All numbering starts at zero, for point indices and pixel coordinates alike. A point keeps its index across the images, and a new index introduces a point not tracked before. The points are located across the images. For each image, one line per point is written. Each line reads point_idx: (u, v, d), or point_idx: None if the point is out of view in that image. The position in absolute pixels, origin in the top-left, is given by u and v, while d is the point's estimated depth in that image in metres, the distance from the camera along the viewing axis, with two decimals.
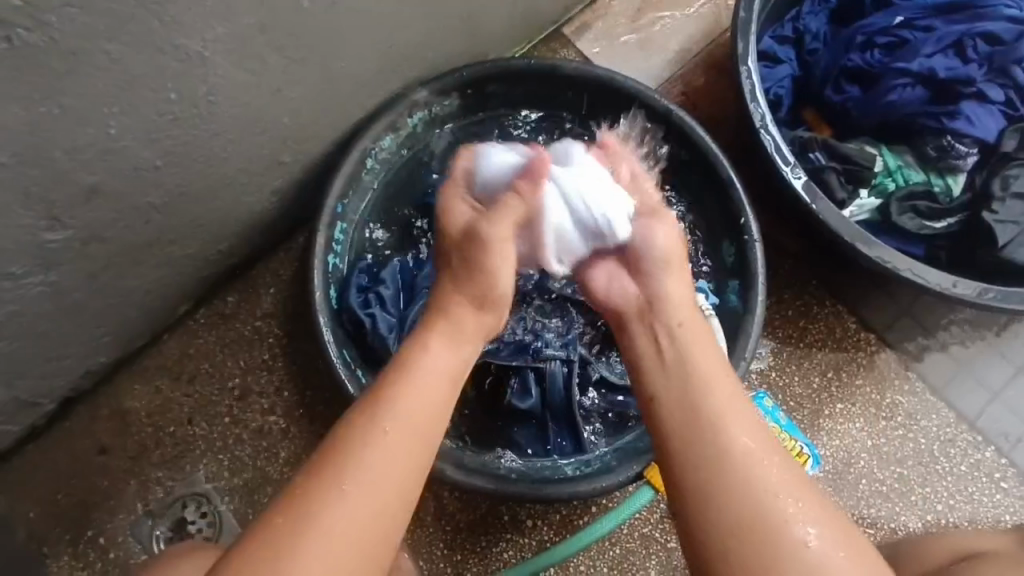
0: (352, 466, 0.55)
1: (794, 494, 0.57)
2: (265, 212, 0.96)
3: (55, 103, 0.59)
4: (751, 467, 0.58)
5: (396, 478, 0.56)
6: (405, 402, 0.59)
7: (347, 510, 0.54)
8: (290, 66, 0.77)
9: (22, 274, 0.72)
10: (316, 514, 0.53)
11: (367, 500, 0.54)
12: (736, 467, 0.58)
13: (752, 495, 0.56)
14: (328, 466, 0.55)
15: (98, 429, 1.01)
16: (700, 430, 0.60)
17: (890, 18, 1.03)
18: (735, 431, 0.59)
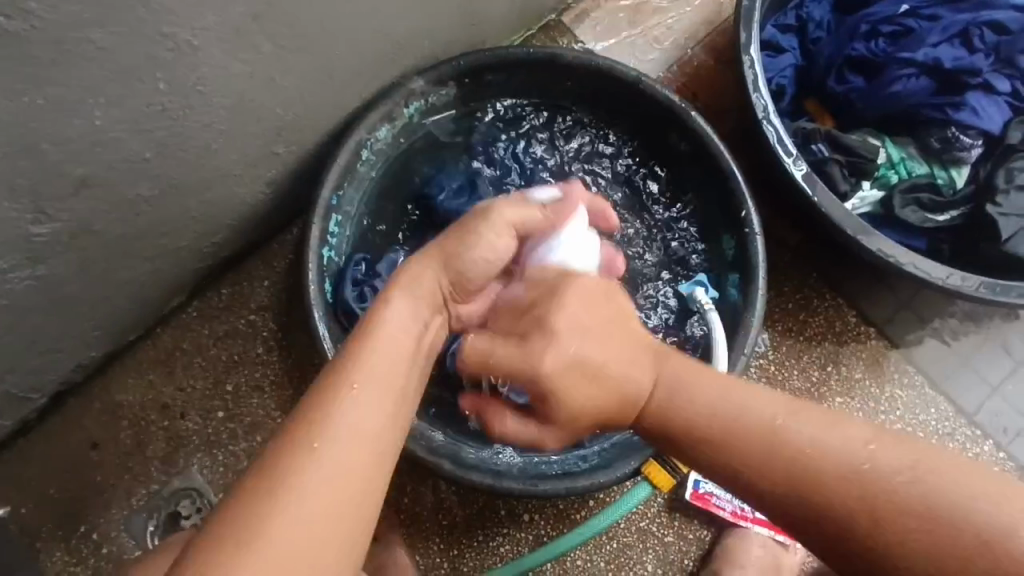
0: (323, 431, 0.51)
1: (870, 447, 0.54)
2: (258, 204, 0.94)
3: (40, 94, 0.57)
4: (823, 460, 0.54)
5: (360, 450, 0.52)
6: (374, 358, 0.56)
7: (312, 485, 0.49)
8: (284, 55, 0.75)
9: (8, 269, 0.71)
10: (287, 480, 0.49)
11: (330, 481, 0.50)
12: (813, 467, 0.54)
13: (840, 485, 0.53)
14: (298, 432, 0.52)
15: (90, 424, 1.00)
16: (752, 435, 0.56)
17: (895, 6, 1.01)
18: (791, 436, 0.55)
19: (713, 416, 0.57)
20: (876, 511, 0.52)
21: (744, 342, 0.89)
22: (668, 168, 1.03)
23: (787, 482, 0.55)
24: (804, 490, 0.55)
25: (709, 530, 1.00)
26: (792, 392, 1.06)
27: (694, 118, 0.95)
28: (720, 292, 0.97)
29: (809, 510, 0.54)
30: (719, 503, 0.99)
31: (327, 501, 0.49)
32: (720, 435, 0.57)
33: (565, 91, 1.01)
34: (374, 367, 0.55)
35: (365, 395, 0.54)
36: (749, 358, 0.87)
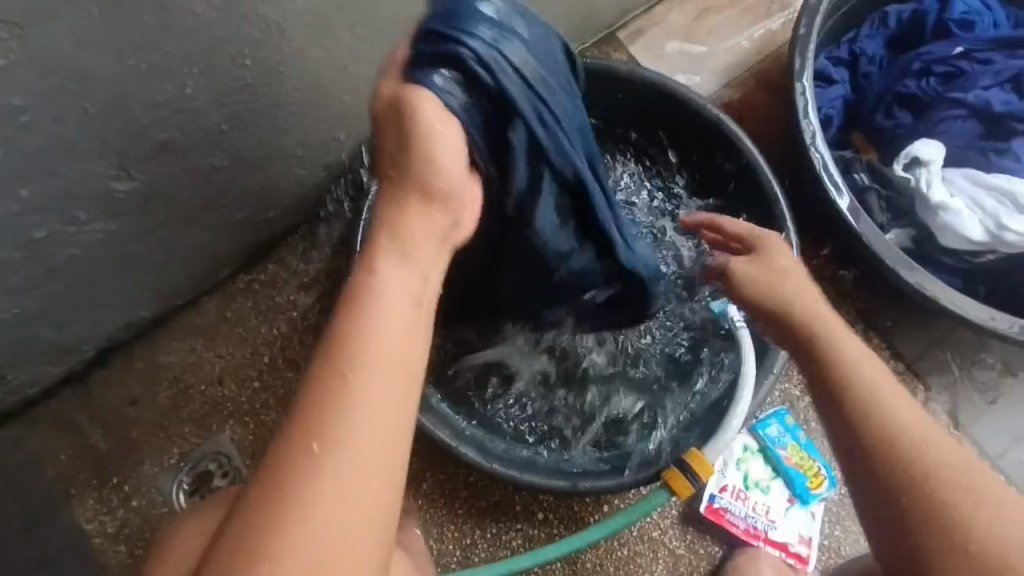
0: (331, 444, 0.46)
1: (896, 398, 0.61)
2: (314, 185, 0.98)
3: (142, 59, 0.62)
4: (882, 398, 0.61)
5: (369, 496, 0.46)
6: (354, 439, 0.46)
7: (367, 411, 0.47)
8: (359, 44, 0.79)
9: (85, 221, 0.75)
10: (297, 507, 0.45)
11: (367, 424, 0.47)
12: (862, 389, 0.62)
13: (879, 406, 0.61)
14: (293, 449, 0.46)
15: (132, 380, 1.04)
16: (879, 421, 0.60)
17: (951, 48, 1.03)
18: (893, 404, 0.61)
19: (855, 376, 0.63)
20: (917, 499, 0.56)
21: (774, 361, 0.90)
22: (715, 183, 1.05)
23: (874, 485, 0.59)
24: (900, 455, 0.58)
25: (720, 546, 1.01)
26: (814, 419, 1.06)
27: (740, 138, 0.97)
28: None
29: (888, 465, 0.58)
30: (733, 520, 1.00)
31: (374, 451, 0.47)
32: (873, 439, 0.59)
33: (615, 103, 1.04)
34: (323, 447, 0.46)
35: (357, 429, 0.46)
36: (778, 378, 0.89)
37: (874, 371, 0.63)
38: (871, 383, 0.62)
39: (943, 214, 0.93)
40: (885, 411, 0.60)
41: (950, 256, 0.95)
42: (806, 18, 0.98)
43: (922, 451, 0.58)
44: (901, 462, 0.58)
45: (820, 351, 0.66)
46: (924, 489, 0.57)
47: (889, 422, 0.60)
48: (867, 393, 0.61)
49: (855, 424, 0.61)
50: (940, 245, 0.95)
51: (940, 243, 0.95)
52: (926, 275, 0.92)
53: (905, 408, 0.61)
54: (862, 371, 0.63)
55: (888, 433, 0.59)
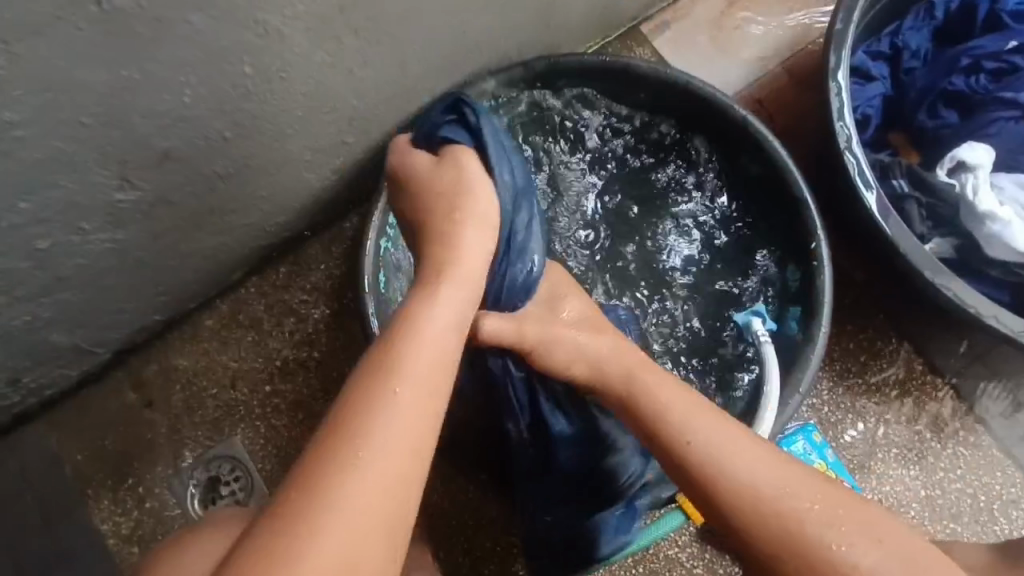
0: (361, 436, 0.54)
1: (765, 476, 0.63)
2: (324, 189, 0.96)
3: (137, 68, 0.61)
4: (736, 479, 0.63)
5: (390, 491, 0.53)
6: (381, 436, 0.54)
7: (391, 438, 0.55)
8: (365, 47, 0.76)
9: (91, 231, 0.74)
10: (329, 499, 0.51)
11: (389, 446, 0.54)
12: (729, 483, 0.63)
13: (742, 499, 0.62)
14: (331, 440, 0.54)
15: (146, 382, 1.05)
16: (755, 511, 0.61)
17: (1001, 42, 0.96)
18: (747, 473, 0.63)
19: (721, 480, 0.63)
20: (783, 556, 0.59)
21: (800, 380, 0.85)
22: (741, 188, 0.99)
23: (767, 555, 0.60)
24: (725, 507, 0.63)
25: (739, 567, 0.97)
26: (843, 436, 1.01)
27: (770, 141, 0.92)
28: (780, 324, 0.94)
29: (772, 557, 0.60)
30: None
31: (399, 450, 0.55)
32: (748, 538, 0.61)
33: (637, 103, 1.00)
34: (354, 443, 0.54)
35: (391, 429, 0.55)
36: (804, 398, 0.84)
37: (714, 437, 0.66)
38: (731, 465, 0.64)
39: (990, 224, 0.86)
40: (763, 509, 0.61)
41: (996, 269, 0.88)
42: (842, 11, 0.92)
43: (794, 516, 0.60)
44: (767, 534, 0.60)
45: (659, 439, 0.68)
46: (808, 568, 0.58)
47: (726, 494, 0.63)
48: (716, 484, 0.63)
49: (722, 504, 0.63)
50: (985, 256, 0.88)
51: (986, 255, 0.88)
52: (964, 286, 0.86)
53: (773, 483, 0.63)
54: (675, 450, 0.66)
55: (722, 503, 0.63)
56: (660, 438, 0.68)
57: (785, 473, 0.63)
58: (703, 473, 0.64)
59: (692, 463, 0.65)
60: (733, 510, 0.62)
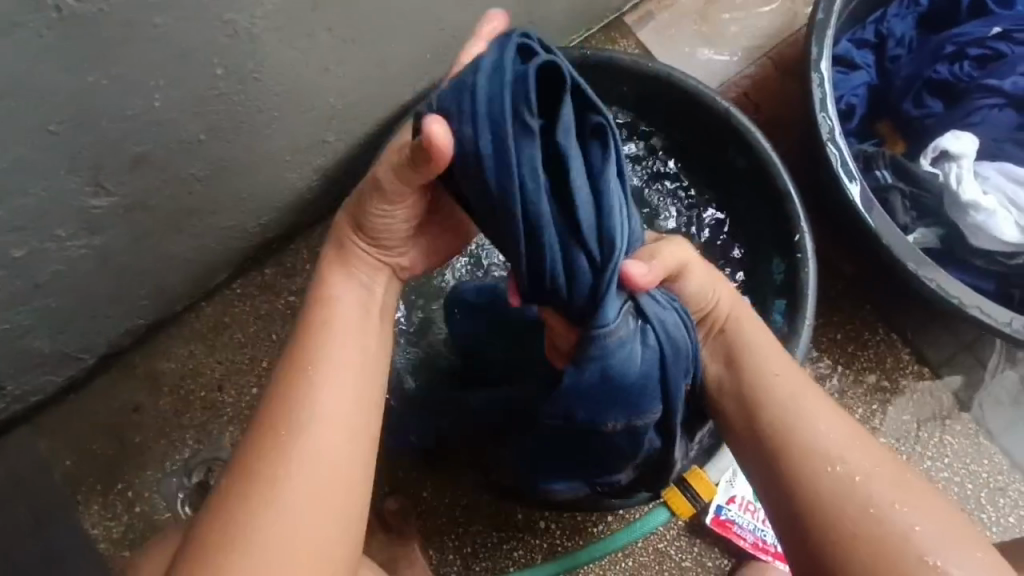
0: (296, 419, 0.57)
1: (838, 439, 0.59)
2: (306, 189, 0.95)
3: (103, 73, 0.60)
4: (811, 441, 0.59)
5: (326, 473, 0.56)
6: (315, 416, 0.57)
7: (316, 450, 0.56)
8: (340, 45, 0.76)
9: (66, 237, 0.74)
10: (272, 482, 0.54)
11: (322, 457, 0.56)
12: (797, 441, 0.59)
13: (809, 461, 0.58)
14: (272, 423, 0.57)
15: (133, 386, 1.05)
16: (817, 471, 0.58)
17: (986, 28, 0.95)
18: (816, 422, 0.60)
19: (790, 445, 0.59)
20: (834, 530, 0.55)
21: None
22: (726, 181, 0.99)
23: (818, 523, 0.56)
24: (791, 471, 0.59)
25: (729, 559, 0.97)
26: None
27: (753, 133, 0.91)
28: (765, 317, 0.94)
29: (827, 536, 0.56)
30: (740, 532, 0.97)
31: (328, 431, 0.57)
32: (796, 505, 0.58)
33: (621, 96, 0.99)
34: (282, 422, 0.57)
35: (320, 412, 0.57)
36: None
37: (812, 411, 0.61)
38: (806, 419, 0.61)
39: (975, 214, 0.86)
40: (828, 473, 0.57)
41: (981, 258, 0.88)
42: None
43: (851, 487, 0.57)
44: (825, 496, 0.57)
45: (739, 364, 0.66)
46: (863, 549, 0.54)
47: (802, 441, 0.59)
48: (788, 437, 0.60)
49: (791, 460, 0.59)
50: (970, 246, 0.88)
51: (971, 244, 0.88)
52: (947, 277, 0.86)
53: (847, 447, 0.59)
54: (764, 376, 0.64)
55: (792, 458, 0.59)
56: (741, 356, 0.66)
57: (856, 445, 0.59)
58: (770, 425, 0.61)
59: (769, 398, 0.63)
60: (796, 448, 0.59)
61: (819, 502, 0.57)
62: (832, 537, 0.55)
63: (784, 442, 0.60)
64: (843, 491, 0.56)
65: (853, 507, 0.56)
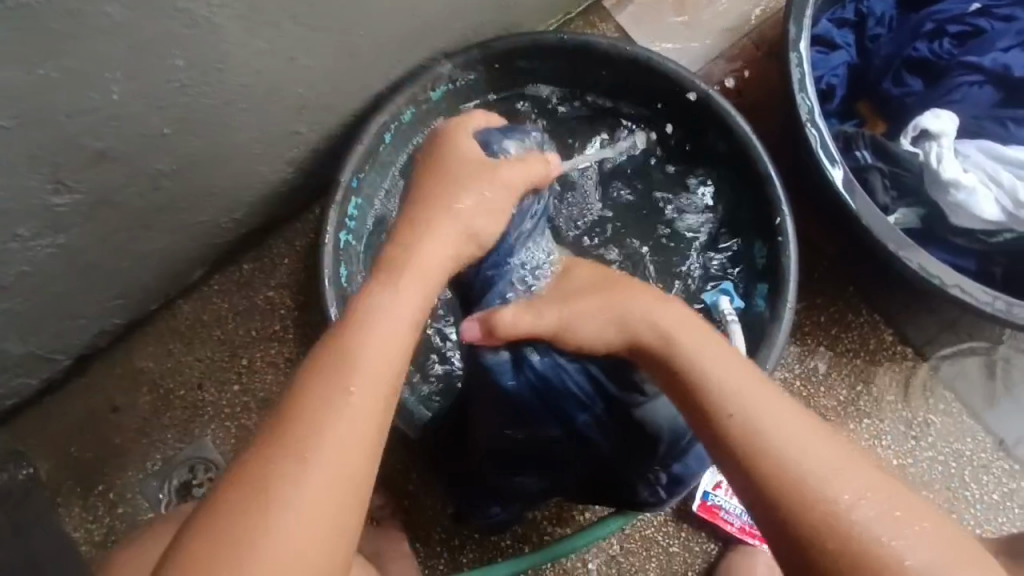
0: (319, 422, 0.55)
1: (797, 442, 0.58)
2: (281, 182, 0.94)
3: (55, 66, 0.58)
4: (769, 446, 0.58)
5: (338, 481, 0.54)
6: (337, 420, 0.56)
7: (337, 452, 0.55)
8: (306, 34, 0.74)
9: (29, 236, 0.72)
10: (288, 482, 0.53)
11: (331, 458, 0.54)
12: (759, 444, 0.58)
13: (766, 461, 0.57)
14: (294, 418, 0.56)
15: (111, 386, 1.03)
16: (778, 473, 0.57)
17: (965, 4, 0.94)
18: (772, 428, 0.59)
19: (752, 450, 0.58)
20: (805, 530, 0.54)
21: (767, 357, 0.85)
22: (707, 165, 0.98)
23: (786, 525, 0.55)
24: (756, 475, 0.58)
25: (715, 543, 0.97)
26: (816, 410, 1.01)
27: (733, 116, 0.90)
28: (748, 302, 0.93)
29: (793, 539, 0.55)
30: (727, 517, 0.97)
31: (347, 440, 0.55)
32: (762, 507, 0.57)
33: (599, 81, 0.97)
34: (306, 419, 0.56)
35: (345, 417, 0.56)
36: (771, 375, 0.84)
37: (765, 412, 0.60)
38: (760, 423, 0.59)
39: (955, 192, 0.85)
40: (788, 475, 0.56)
41: (962, 237, 0.88)
42: None
43: (819, 493, 0.55)
44: (788, 500, 0.56)
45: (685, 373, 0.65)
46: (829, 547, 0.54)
47: (769, 453, 0.57)
48: (745, 441, 0.59)
49: (751, 463, 0.58)
50: (951, 225, 0.88)
51: (951, 224, 0.88)
52: (928, 257, 0.85)
53: (807, 448, 0.58)
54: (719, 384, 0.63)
55: (765, 468, 0.57)
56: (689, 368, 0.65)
57: (817, 446, 0.58)
58: (730, 427, 0.60)
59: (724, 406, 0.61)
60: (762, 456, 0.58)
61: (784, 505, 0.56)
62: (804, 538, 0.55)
63: (740, 447, 0.59)
64: (808, 493, 0.55)
65: (819, 508, 0.55)
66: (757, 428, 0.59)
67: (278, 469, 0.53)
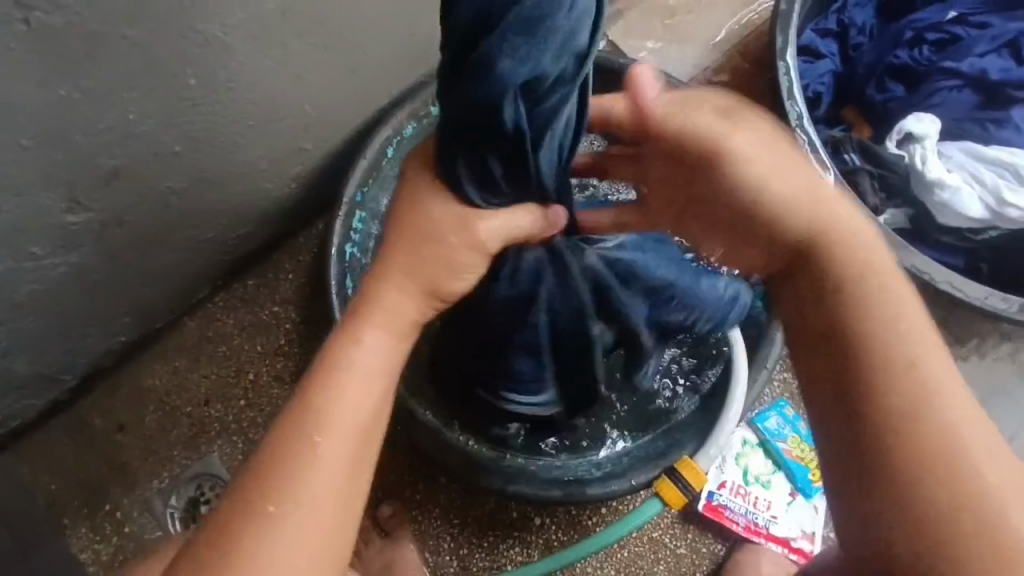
0: (318, 425, 0.56)
1: (953, 404, 0.49)
2: (286, 198, 0.95)
3: (75, 87, 0.60)
4: (932, 402, 0.49)
5: (337, 494, 0.55)
6: (336, 422, 0.56)
7: (329, 466, 0.55)
8: (313, 52, 0.76)
9: (43, 255, 0.73)
10: (292, 492, 0.54)
11: (331, 463, 0.55)
12: (928, 402, 0.49)
13: (919, 428, 0.49)
14: (295, 420, 0.56)
15: (117, 406, 1.03)
16: (924, 429, 0.48)
17: (942, 13, 0.98)
18: (939, 397, 0.49)
19: (902, 397, 0.49)
20: (924, 497, 0.47)
21: None
22: None
23: (924, 491, 0.48)
24: (889, 428, 0.49)
25: (723, 544, 0.98)
26: None
27: None
28: None
29: (929, 487, 0.47)
30: (733, 517, 0.98)
31: (345, 447, 0.56)
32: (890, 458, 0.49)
33: None
34: (307, 424, 0.55)
35: (342, 428, 0.56)
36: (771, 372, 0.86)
37: (929, 359, 0.51)
38: (919, 368, 0.50)
39: (939, 192, 0.89)
40: (913, 430, 0.49)
41: (950, 234, 0.91)
42: None
43: (964, 471, 0.47)
44: (923, 451, 0.48)
45: (831, 294, 0.54)
46: (945, 506, 0.47)
47: (927, 407, 0.49)
48: (910, 389, 0.49)
49: (882, 411, 0.50)
50: (939, 224, 0.91)
51: (939, 222, 0.91)
52: (916, 254, 0.88)
53: (960, 409, 0.49)
54: (894, 380, 0.50)
55: (912, 425, 0.49)
56: (841, 353, 0.52)
57: (972, 419, 0.49)
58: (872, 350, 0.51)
59: (866, 371, 0.51)
60: (900, 458, 0.48)
61: (950, 456, 0.48)
62: (920, 501, 0.48)
63: (894, 401, 0.49)
64: (955, 459, 0.48)
65: (955, 467, 0.47)
66: (933, 392, 0.49)
67: (292, 476, 0.54)
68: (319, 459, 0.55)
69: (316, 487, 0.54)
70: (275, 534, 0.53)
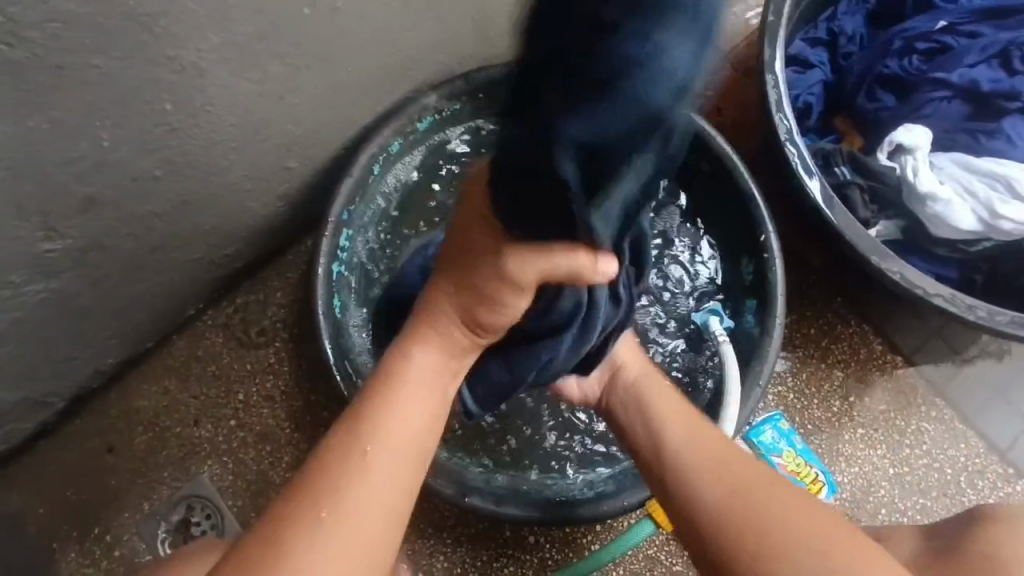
0: (376, 437, 0.60)
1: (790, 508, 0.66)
2: (271, 218, 0.94)
3: (45, 117, 0.59)
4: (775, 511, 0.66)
5: (387, 503, 0.59)
6: (391, 433, 0.61)
7: (383, 473, 0.59)
8: (293, 74, 0.75)
9: (21, 283, 0.72)
10: (347, 494, 0.58)
11: (388, 471, 0.60)
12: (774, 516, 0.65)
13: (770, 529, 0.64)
14: (354, 431, 0.61)
15: (106, 427, 1.02)
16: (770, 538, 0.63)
17: (932, 22, 0.97)
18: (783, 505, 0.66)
19: (744, 501, 0.67)
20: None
21: (759, 372, 0.87)
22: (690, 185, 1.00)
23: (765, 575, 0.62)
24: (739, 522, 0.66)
25: None
26: (811, 421, 1.02)
27: (714, 135, 0.92)
28: (737, 320, 0.95)
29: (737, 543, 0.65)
30: None
31: (399, 459, 0.61)
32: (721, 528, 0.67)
33: None
34: (368, 434, 0.60)
35: (398, 441, 0.61)
36: (765, 389, 0.85)
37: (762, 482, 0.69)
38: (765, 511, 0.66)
39: (932, 204, 0.88)
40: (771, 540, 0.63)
41: (942, 246, 0.90)
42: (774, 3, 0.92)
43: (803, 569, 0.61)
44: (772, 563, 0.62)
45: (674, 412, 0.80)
46: None
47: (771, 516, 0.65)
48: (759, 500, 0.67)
49: (737, 521, 0.66)
50: (931, 236, 0.90)
51: (931, 233, 0.90)
52: (908, 268, 0.87)
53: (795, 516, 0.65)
54: (753, 508, 0.66)
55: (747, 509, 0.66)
56: (711, 483, 0.70)
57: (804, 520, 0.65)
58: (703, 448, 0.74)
59: (716, 511, 0.68)
60: (743, 540, 0.64)
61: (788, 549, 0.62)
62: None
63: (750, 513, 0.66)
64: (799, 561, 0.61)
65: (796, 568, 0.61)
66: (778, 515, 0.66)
67: (348, 482, 0.58)
68: (374, 468, 0.59)
69: (370, 494, 0.58)
70: (325, 531, 0.56)
